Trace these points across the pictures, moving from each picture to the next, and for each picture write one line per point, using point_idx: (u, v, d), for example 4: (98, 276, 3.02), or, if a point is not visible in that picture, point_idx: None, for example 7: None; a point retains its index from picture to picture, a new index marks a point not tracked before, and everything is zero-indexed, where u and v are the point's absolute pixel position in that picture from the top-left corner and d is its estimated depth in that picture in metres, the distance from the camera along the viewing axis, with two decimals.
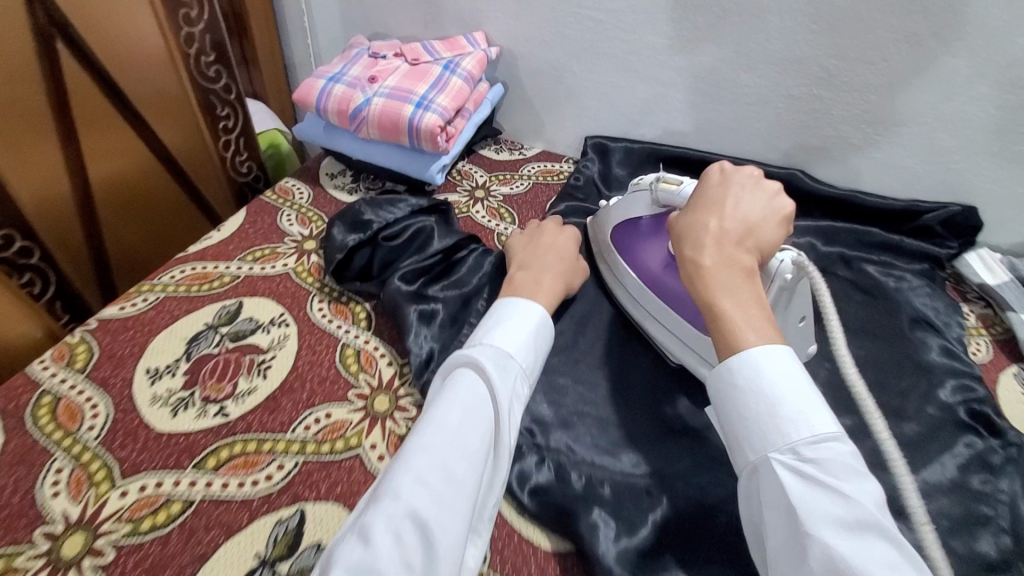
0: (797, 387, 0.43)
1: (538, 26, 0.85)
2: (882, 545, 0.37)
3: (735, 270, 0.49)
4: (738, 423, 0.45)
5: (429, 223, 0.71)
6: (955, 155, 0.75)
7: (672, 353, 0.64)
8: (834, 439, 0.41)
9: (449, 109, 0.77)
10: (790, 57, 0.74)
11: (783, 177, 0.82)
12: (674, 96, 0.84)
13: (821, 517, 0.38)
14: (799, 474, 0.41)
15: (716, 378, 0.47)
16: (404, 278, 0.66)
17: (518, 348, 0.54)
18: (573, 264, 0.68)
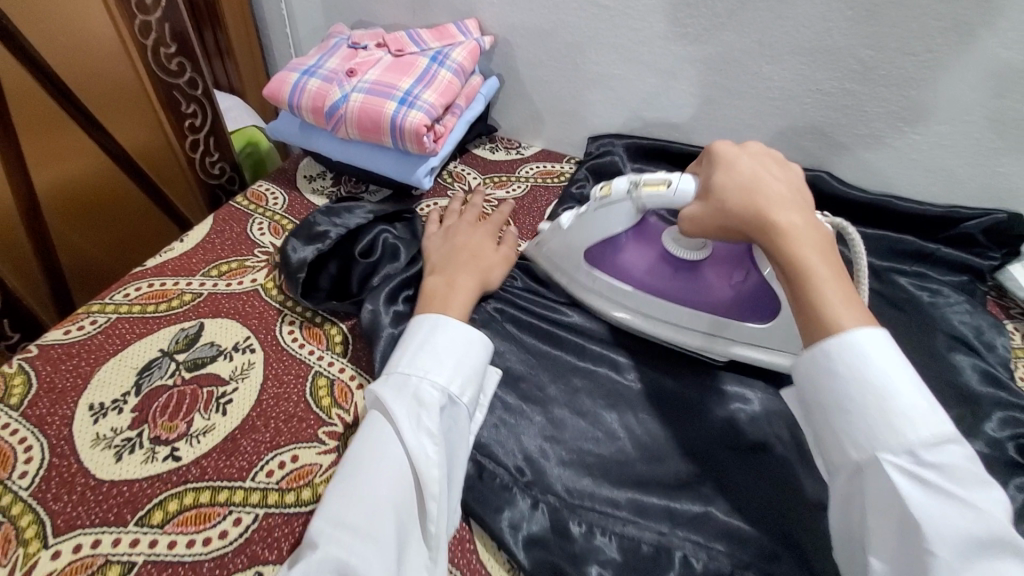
0: (904, 382, 0.41)
1: (537, 13, 0.77)
2: (1004, 564, 0.36)
3: (814, 237, 0.48)
4: (840, 424, 0.42)
5: (392, 231, 0.64)
6: (1001, 156, 0.67)
7: (716, 352, 0.58)
8: (951, 441, 0.39)
9: (436, 106, 0.69)
10: (820, 48, 0.66)
11: (806, 180, 0.75)
12: (687, 91, 0.76)
13: (942, 526, 0.37)
14: (918, 477, 0.38)
15: (809, 365, 0.44)
16: (384, 295, 0.58)
17: (415, 363, 0.49)
18: (490, 259, 0.62)
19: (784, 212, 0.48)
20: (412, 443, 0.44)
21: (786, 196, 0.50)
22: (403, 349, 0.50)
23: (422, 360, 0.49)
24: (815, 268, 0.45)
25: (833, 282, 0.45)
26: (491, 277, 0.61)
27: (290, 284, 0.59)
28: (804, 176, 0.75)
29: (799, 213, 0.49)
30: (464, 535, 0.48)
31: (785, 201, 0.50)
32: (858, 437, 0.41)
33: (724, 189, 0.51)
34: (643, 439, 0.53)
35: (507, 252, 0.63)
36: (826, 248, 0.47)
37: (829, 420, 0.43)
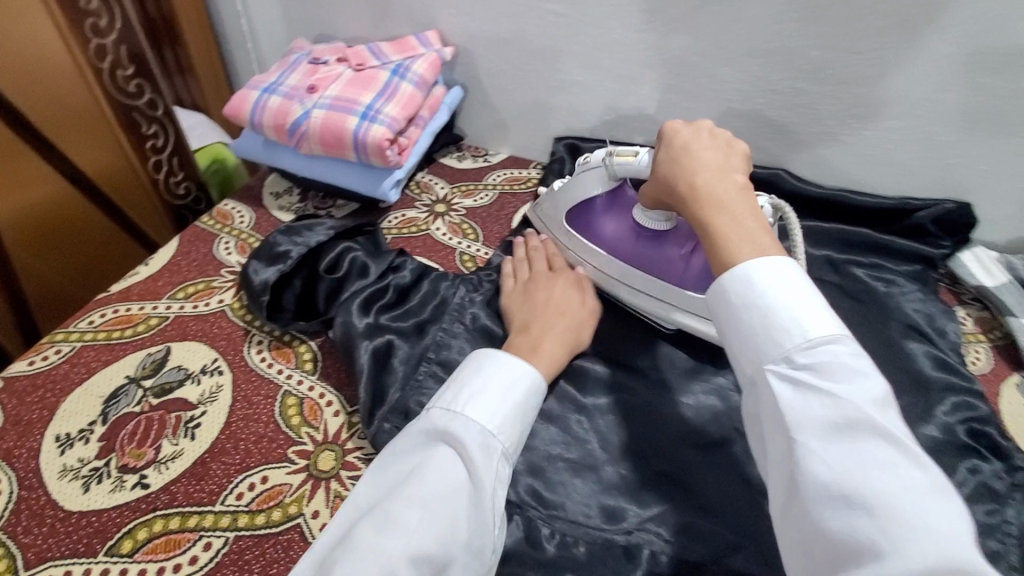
0: (795, 293, 0.40)
1: (497, 22, 0.78)
2: (874, 445, 0.34)
3: (726, 188, 0.48)
4: (742, 348, 0.42)
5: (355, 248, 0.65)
6: (953, 149, 0.69)
7: (669, 321, 0.61)
8: (834, 343, 0.38)
9: (398, 119, 0.70)
10: (770, 49, 0.68)
11: (765, 178, 0.76)
12: (647, 94, 0.77)
13: (807, 422, 0.36)
14: (793, 381, 0.38)
15: (711, 300, 0.44)
16: (351, 311, 0.59)
17: (493, 417, 0.47)
18: (577, 316, 0.59)
19: (700, 171, 0.50)
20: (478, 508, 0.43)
21: (716, 159, 0.51)
22: (460, 387, 0.49)
23: (481, 401, 0.47)
24: (716, 222, 0.46)
25: (739, 230, 0.45)
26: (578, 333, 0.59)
27: (254, 306, 0.60)
28: (762, 174, 0.76)
29: (716, 172, 0.49)
30: None
31: (712, 183, 0.49)
32: (749, 355, 0.41)
33: (662, 156, 0.54)
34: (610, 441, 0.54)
35: (590, 305, 0.61)
36: (742, 196, 0.48)
37: (728, 346, 0.43)
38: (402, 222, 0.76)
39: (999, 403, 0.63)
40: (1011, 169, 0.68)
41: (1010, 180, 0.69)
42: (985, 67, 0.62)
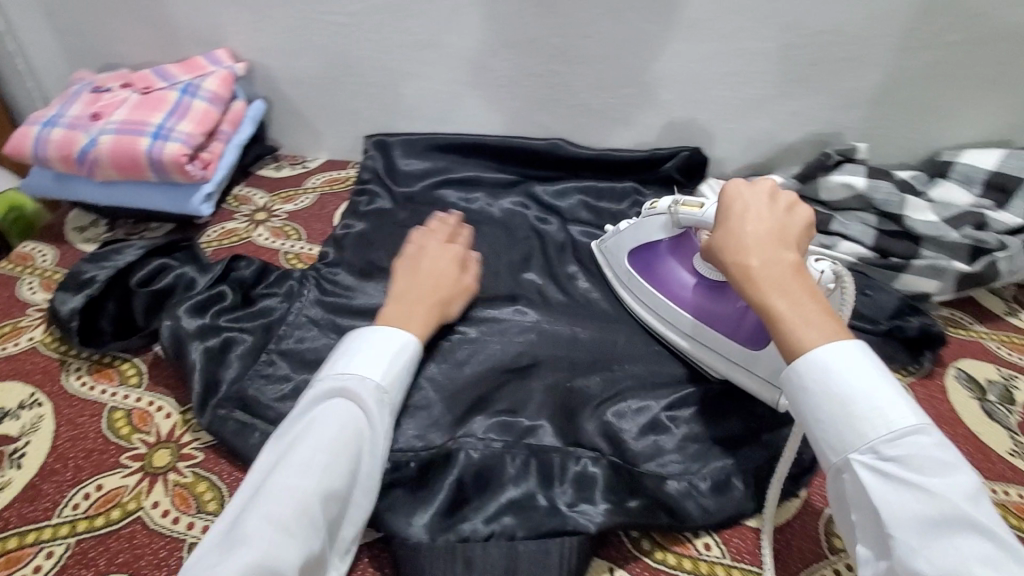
0: (861, 379, 0.44)
1: (284, 37, 0.84)
2: (969, 540, 0.38)
3: (781, 270, 0.49)
4: (812, 425, 0.46)
5: (181, 265, 0.67)
6: (676, 106, 0.87)
7: (716, 370, 0.65)
8: (914, 429, 0.42)
9: (193, 135, 0.73)
10: (521, 39, 0.81)
11: (545, 148, 0.90)
12: (435, 88, 0.87)
13: (905, 519, 0.40)
14: (880, 473, 0.41)
15: (787, 387, 0.47)
16: (183, 316, 0.62)
17: (382, 377, 0.54)
18: (451, 289, 0.66)
19: (751, 248, 0.51)
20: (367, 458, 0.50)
21: (766, 230, 0.52)
22: (344, 357, 0.55)
23: (363, 362, 0.55)
24: (778, 305, 0.48)
25: (800, 317, 0.47)
26: (450, 306, 0.65)
27: (65, 334, 0.60)
28: (543, 145, 0.90)
29: (772, 248, 0.51)
30: None
31: (760, 262, 0.50)
32: (834, 439, 0.44)
33: (724, 225, 0.54)
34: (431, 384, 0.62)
35: (468, 284, 0.68)
36: (781, 277, 0.49)
37: (812, 431, 0.46)
38: (222, 233, 0.79)
39: None
40: (719, 114, 0.87)
41: (721, 122, 0.88)
42: (677, 39, 0.79)
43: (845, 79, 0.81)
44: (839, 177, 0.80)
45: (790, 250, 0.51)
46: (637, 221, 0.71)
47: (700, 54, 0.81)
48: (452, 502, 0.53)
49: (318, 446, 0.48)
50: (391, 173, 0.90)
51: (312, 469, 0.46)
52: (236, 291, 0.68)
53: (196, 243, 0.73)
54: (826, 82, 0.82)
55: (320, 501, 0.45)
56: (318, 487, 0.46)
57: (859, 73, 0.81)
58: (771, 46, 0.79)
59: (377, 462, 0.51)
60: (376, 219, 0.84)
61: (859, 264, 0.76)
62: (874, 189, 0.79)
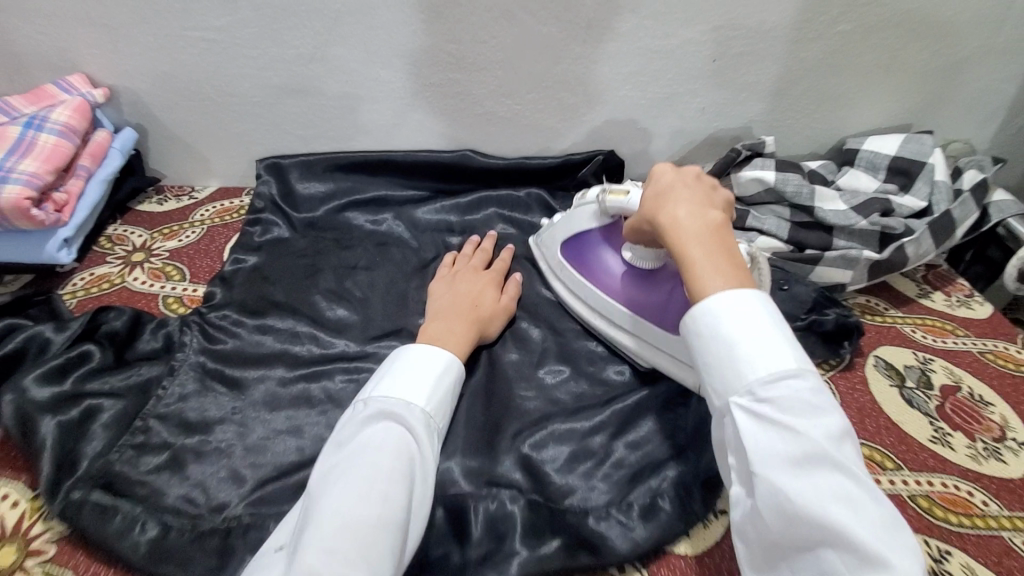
0: (743, 326, 0.44)
1: (150, 56, 0.75)
2: (825, 474, 0.39)
3: (704, 231, 0.50)
4: (703, 371, 0.46)
5: (38, 325, 0.60)
6: (584, 109, 0.84)
7: (643, 357, 0.64)
8: (793, 374, 0.42)
9: (39, 173, 0.63)
10: (414, 47, 0.76)
11: (454, 161, 0.85)
12: (329, 104, 0.81)
13: (769, 452, 0.41)
14: (755, 415, 0.42)
15: (683, 330, 0.48)
16: (36, 384, 0.53)
17: (427, 398, 0.54)
18: (488, 308, 0.66)
19: (679, 211, 0.51)
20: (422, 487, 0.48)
21: (700, 195, 0.53)
22: (387, 377, 0.54)
23: (408, 384, 0.54)
24: (694, 256, 0.48)
25: (711, 267, 0.47)
26: (489, 323, 0.66)
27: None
28: (451, 158, 0.85)
29: (700, 207, 0.51)
30: None
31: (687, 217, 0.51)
32: (718, 383, 0.45)
33: (655, 188, 0.56)
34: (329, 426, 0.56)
35: (506, 301, 0.68)
36: (699, 231, 0.49)
37: (701, 377, 0.47)
38: (91, 280, 0.70)
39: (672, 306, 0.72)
40: (628, 115, 0.85)
41: (632, 123, 0.86)
42: (577, 40, 0.76)
43: (746, 72, 0.81)
44: (750, 172, 0.79)
45: (720, 215, 0.52)
46: (568, 213, 0.70)
47: (601, 55, 0.78)
48: None
49: (360, 482, 0.45)
50: (289, 199, 0.82)
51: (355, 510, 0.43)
52: (109, 347, 0.60)
53: (55, 295, 0.65)
54: (729, 77, 0.81)
55: (358, 556, 0.41)
56: (379, 521, 0.43)
57: (761, 66, 0.81)
58: (673, 44, 0.78)
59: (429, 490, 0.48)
60: (272, 250, 0.77)
61: (776, 259, 0.76)
62: (784, 181, 0.79)
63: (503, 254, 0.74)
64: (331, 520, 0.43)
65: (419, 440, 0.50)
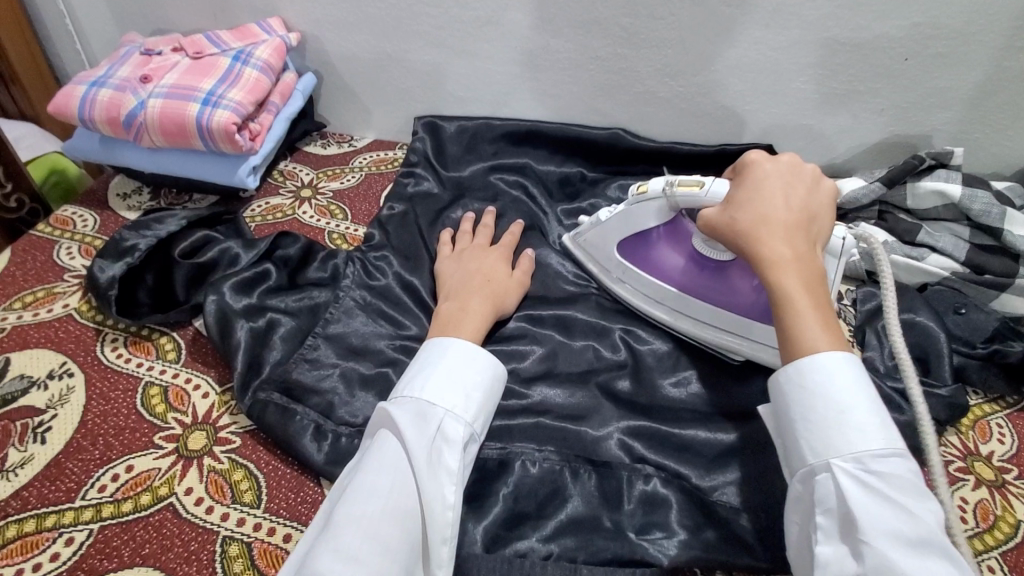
0: (848, 389, 0.44)
1: (339, 6, 0.79)
2: (942, 566, 0.37)
3: (807, 268, 0.49)
4: (799, 430, 0.45)
5: (228, 239, 0.64)
6: (748, 99, 0.80)
7: (736, 353, 0.58)
8: (899, 456, 0.41)
9: (243, 104, 0.69)
10: (589, 19, 0.76)
11: (606, 138, 0.84)
12: (493, 67, 0.83)
13: (881, 527, 0.39)
14: (863, 485, 0.40)
15: (778, 382, 0.47)
16: (229, 293, 0.58)
17: (438, 392, 0.48)
18: (505, 284, 0.62)
19: (780, 238, 0.50)
20: (429, 487, 0.44)
21: (795, 220, 0.51)
22: (405, 377, 0.51)
23: (420, 380, 0.49)
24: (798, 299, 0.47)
25: (811, 317, 0.47)
26: (505, 302, 0.61)
27: (103, 304, 0.57)
28: (604, 135, 0.85)
29: (796, 241, 0.50)
30: (317, 497, 0.48)
31: (787, 256, 0.49)
32: (814, 447, 0.44)
33: (737, 202, 0.53)
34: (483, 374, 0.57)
35: (522, 278, 0.63)
36: (801, 277, 0.48)
37: (792, 431, 0.45)
38: (267, 209, 0.76)
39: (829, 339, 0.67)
40: (796, 109, 0.80)
41: (798, 118, 0.81)
42: (759, 22, 0.73)
43: (943, 76, 0.74)
44: (931, 184, 0.74)
45: (813, 249, 0.51)
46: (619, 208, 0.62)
47: (782, 41, 0.74)
48: (509, 515, 0.47)
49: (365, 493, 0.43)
50: (440, 157, 0.85)
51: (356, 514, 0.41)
52: (284, 269, 0.64)
53: (242, 216, 0.70)
54: (920, 79, 0.75)
55: (360, 558, 0.39)
56: (378, 521, 0.42)
57: (962, 71, 0.73)
58: (866, 37, 0.72)
59: (440, 486, 0.44)
60: (422, 202, 0.79)
61: (955, 279, 0.69)
62: (971, 199, 0.72)
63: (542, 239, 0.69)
64: (336, 522, 0.41)
65: (419, 435, 0.46)
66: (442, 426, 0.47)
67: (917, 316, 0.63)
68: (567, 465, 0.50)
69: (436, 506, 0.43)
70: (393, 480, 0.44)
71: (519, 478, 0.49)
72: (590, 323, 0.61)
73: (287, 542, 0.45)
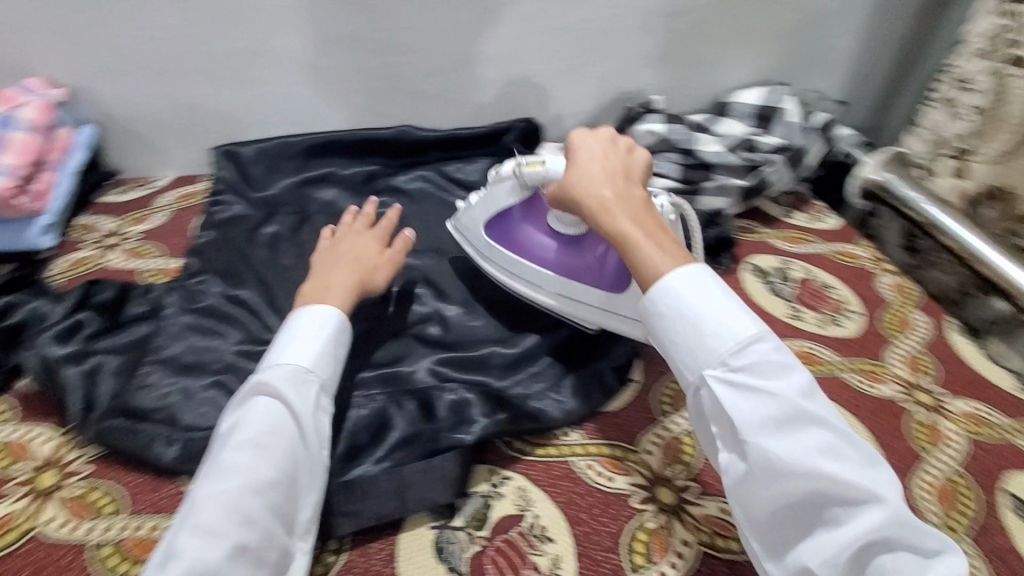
0: (698, 295, 0.51)
1: (103, 56, 0.82)
2: (812, 433, 0.46)
3: (633, 205, 0.58)
4: (670, 349, 0.52)
5: (34, 298, 0.66)
6: (502, 83, 0.97)
7: (592, 321, 0.67)
8: (758, 339, 0.49)
9: (16, 167, 0.72)
10: (350, 36, 0.86)
11: (394, 137, 0.96)
12: (274, 90, 0.90)
13: (755, 422, 0.47)
14: (729, 382, 0.48)
15: (646, 312, 0.54)
16: (47, 345, 0.61)
17: (313, 362, 0.56)
18: (373, 261, 0.69)
19: (606, 188, 0.59)
20: (310, 446, 0.53)
21: (610, 171, 0.61)
22: (273, 349, 0.57)
23: (293, 351, 0.56)
24: (630, 235, 0.56)
25: (647, 249, 0.55)
26: (376, 276, 0.68)
27: None
28: (391, 135, 0.96)
29: (617, 182, 0.60)
30: (178, 489, 0.55)
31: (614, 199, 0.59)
32: (690, 361, 0.51)
33: (570, 163, 0.63)
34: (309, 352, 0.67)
35: (394, 255, 0.71)
36: (627, 215, 0.57)
37: (674, 354, 0.52)
38: (71, 263, 0.77)
39: None
40: (540, 86, 0.99)
41: (545, 92, 1.00)
42: (488, 20, 0.89)
43: (634, 42, 0.96)
44: (646, 126, 0.96)
45: (633, 187, 0.61)
46: (484, 194, 0.70)
47: (511, 33, 0.91)
48: (347, 451, 0.58)
49: (248, 455, 0.49)
50: (245, 180, 0.90)
51: (228, 478, 0.48)
52: (101, 311, 0.67)
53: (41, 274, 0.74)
54: (619, 47, 0.96)
55: (249, 510, 0.47)
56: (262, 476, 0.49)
57: (645, 35, 0.96)
58: (569, 21, 0.92)
59: (316, 443, 0.53)
60: (234, 226, 0.84)
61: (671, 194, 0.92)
62: (672, 133, 0.96)
63: (389, 213, 0.74)
64: (219, 481, 0.47)
65: (298, 402, 0.53)
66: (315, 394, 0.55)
67: None
68: (387, 403, 0.61)
69: (310, 459, 0.53)
70: (275, 439, 0.50)
71: (352, 421, 0.60)
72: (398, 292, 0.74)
73: (157, 530, 0.52)
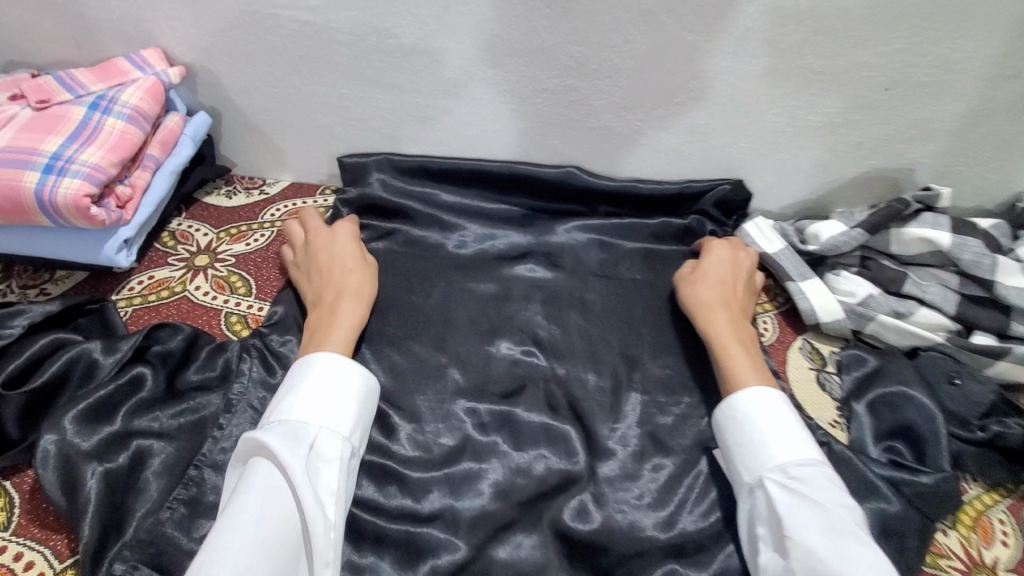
0: (772, 416, 0.52)
1: (230, 34, 0.66)
2: (863, 554, 0.43)
3: (744, 329, 0.61)
4: (734, 455, 0.53)
5: (85, 342, 0.54)
6: (713, 133, 0.70)
7: None
8: (815, 463, 0.49)
9: (102, 164, 0.57)
10: (532, 46, 0.64)
11: (556, 180, 0.73)
12: (423, 98, 0.70)
13: (801, 524, 0.45)
14: (787, 487, 0.48)
15: (715, 417, 0.55)
16: (82, 424, 0.50)
17: (315, 414, 0.50)
18: (355, 278, 0.61)
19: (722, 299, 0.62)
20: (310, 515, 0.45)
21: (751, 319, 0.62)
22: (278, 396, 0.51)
23: (305, 398, 0.50)
24: (733, 346, 0.58)
25: (744, 363, 0.57)
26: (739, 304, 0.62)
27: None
28: (552, 176, 0.73)
29: (736, 306, 0.62)
30: None
31: (729, 317, 0.61)
32: (750, 464, 0.51)
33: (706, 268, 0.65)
34: (391, 493, 0.53)
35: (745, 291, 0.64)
36: (742, 341, 0.59)
37: (729, 456, 0.53)
38: (149, 285, 0.65)
39: (794, 385, 0.63)
40: (764, 143, 0.71)
41: (769, 153, 0.72)
42: (725, 49, 0.62)
43: (929, 105, 0.66)
44: (917, 230, 0.66)
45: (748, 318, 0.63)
46: None
47: (753, 69, 0.64)
48: None
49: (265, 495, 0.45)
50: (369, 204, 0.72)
51: (228, 536, 0.43)
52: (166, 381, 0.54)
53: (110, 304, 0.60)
54: (901, 111, 0.66)
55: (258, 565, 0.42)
56: (273, 534, 0.44)
57: (947, 100, 0.65)
58: (841, 64, 0.63)
59: (324, 510, 0.46)
60: None
61: (949, 344, 0.62)
62: (961, 248, 0.65)
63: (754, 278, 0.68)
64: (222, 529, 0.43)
65: (294, 457, 0.47)
66: (318, 444, 0.48)
67: (911, 390, 0.58)
68: None
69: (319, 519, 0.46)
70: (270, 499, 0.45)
71: None
72: (536, 427, 0.56)
73: None
